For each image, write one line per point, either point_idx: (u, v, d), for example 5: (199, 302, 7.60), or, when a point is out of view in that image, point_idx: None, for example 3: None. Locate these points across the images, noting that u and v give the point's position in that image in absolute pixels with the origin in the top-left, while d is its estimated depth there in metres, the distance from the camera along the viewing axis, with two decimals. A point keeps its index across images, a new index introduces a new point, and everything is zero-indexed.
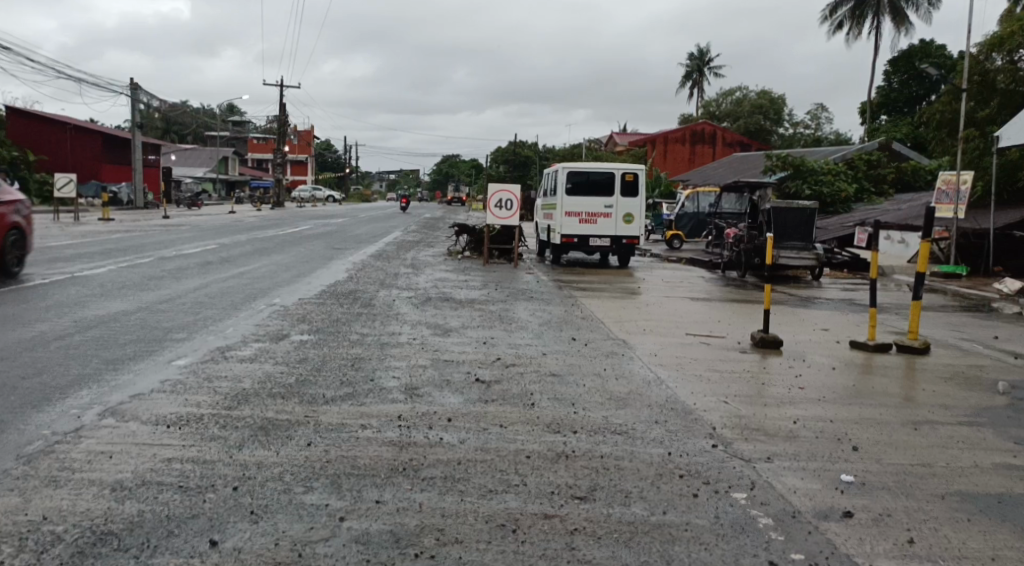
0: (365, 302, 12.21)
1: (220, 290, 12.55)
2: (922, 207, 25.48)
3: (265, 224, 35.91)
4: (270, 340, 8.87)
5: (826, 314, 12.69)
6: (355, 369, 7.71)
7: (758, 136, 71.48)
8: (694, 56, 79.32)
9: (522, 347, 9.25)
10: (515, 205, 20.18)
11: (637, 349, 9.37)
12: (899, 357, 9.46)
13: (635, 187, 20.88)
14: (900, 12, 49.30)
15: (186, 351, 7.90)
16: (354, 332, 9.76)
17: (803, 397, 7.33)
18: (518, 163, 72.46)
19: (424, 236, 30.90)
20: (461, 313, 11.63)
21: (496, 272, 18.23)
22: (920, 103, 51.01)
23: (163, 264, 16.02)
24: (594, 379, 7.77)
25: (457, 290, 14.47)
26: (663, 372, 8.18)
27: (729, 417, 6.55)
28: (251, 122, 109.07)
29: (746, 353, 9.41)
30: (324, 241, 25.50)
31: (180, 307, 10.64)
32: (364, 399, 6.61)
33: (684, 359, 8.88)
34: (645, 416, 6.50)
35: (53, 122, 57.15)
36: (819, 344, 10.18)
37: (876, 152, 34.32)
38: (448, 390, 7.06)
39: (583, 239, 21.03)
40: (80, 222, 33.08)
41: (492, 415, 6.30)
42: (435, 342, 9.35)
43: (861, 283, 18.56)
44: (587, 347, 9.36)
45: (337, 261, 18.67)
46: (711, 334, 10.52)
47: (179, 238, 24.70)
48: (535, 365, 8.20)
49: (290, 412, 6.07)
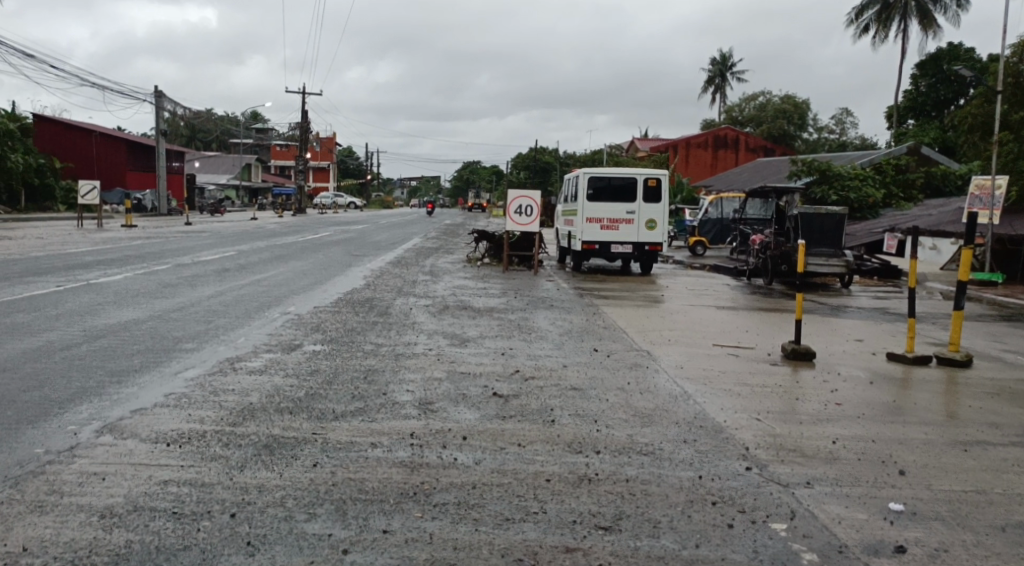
0: (382, 311, 11.90)
1: (234, 298, 12.31)
2: (954, 213, 24.86)
3: (285, 231, 35.82)
4: (281, 351, 8.58)
5: (859, 324, 12.23)
6: (368, 382, 7.38)
7: (782, 140, 70.67)
8: (716, 61, 78.77)
9: (542, 358, 8.90)
10: (535, 212, 19.84)
11: (662, 360, 8.98)
12: (939, 370, 9.01)
13: (657, 193, 20.48)
14: (927, 14, 48.52)
15: (194, 362, 7.62)
16: (368, 342, 9.46)
17: (841, 414, 6.94)
18: (539, 169, 72.16)
19: (444, 242, 30.68)
20: (479, 322, 11.29)
21: (516, 279, 17.90)
22: (949, 107, 50.15)
23: (179, 271, 15.83)
24: (617, 393, 7.40)
25: (476, 297, 14.15)
26: (690, 386, 7.78)
27: (763, 436, 6.16)
28: (273, 129, 109.68)
29: (777, 365, 8.99)
30: (343, 248, 25.28)
31: (191, 316, 10.40)
32: (375, 415, 6.28)
33: (712, 371, 8.49)
34: (672, 434, 6.13)
35: (79, 129, 57.68)
36: (854, 356, 9.74)
37: (905, 156, 33.66)
38: (463, 405, 6.72)
39: (605, 246, 20.64)
40: (101, 228, 33.14)
41: (510, 433, 5.96)
42: (452, 353, 9.02)
43: (892, 290, 18.03)
44: (609, 358, 8.99)
45: (356, 268, 18.41)
46: (739, 345, 10.10)
47: (197, 245, 24.59)
48: (556, 379, 7.84)
49: (297, 429, 5.75)
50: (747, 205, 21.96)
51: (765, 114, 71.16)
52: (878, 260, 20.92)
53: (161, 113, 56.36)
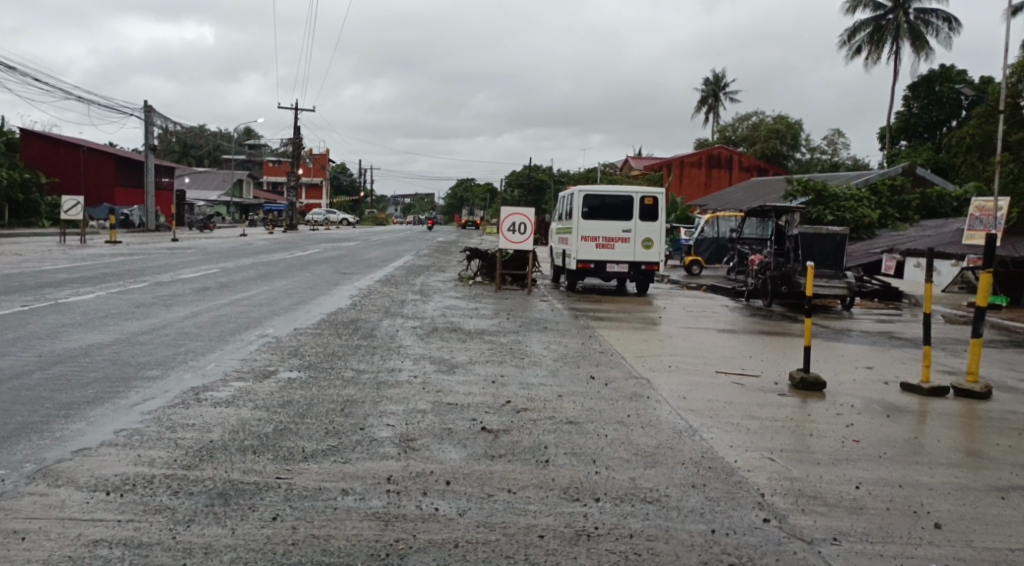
0: (366, 334, 11.27)
1: (210, 319, 11.68)
2: (954, 234, 24.41)
3: (273, 248, 35.21)
4: (254, 378, 7.96)
5: (867, 350, 11.66)
6: (344, 415, 6.75)
7: (774, 160, 70.47)
8: (709, 81, 78.80)
9: (535, 387, 8.30)
10: (529, 229, 19.27)
11: (662, 390, 8.38)
12: (957, 402, 8.44)
13: (654, 211, 19.98)
14: (920, 36, 48.44)
15: (155, 391, 7.01)
16: (348, 368, 8.84)
17: (860, 453, 6.35)
18: (532, 188, 71.70)
19: (435, 260, 30.06)
20: (469, 346, 10.67)
21: (508, 299, 17.32)
22: (942, 129, 49.95)
23: (157, 290, 15.20)
24: (616, 428, 6.79)
25: (466, 319, 13.52)
26: (694, 420, 7.18)
27: (779, 479, 5.56)
28: (265, 146, 109.19)
29: (785, 395, 8.40)
30: (330, 266, 24.64)
31: (161, 338, 9.77)
32: (348, 454, 5.66)
33: (717, 403, 7.88)
34: (678, 477, 5.52)
35: (67, 144, 56.95)
36: (866, 385, 9.15)
37: (901, 177, 33.28)
38: (447, 442, 6.10)
39: (600, 265, 20.07)
40: (85, 245, 32.48)
41: (499, 476, 5.35)
42: (438, 381, 8.38)
43: (895, 314, 17.48)
44: (607, 387, 8.38)
45: (342, 287, 17.78)
46: (744, 372, 9.52)
47: (180, 261, 23.95)
48: (551, 411, 7.22)
49: (259, 473, 5.12)
50: (744, 225, 21.44)
51: (758, 135, 70.96)
52: (878, 282, 20.41)
53: (151, 129, 55.82)
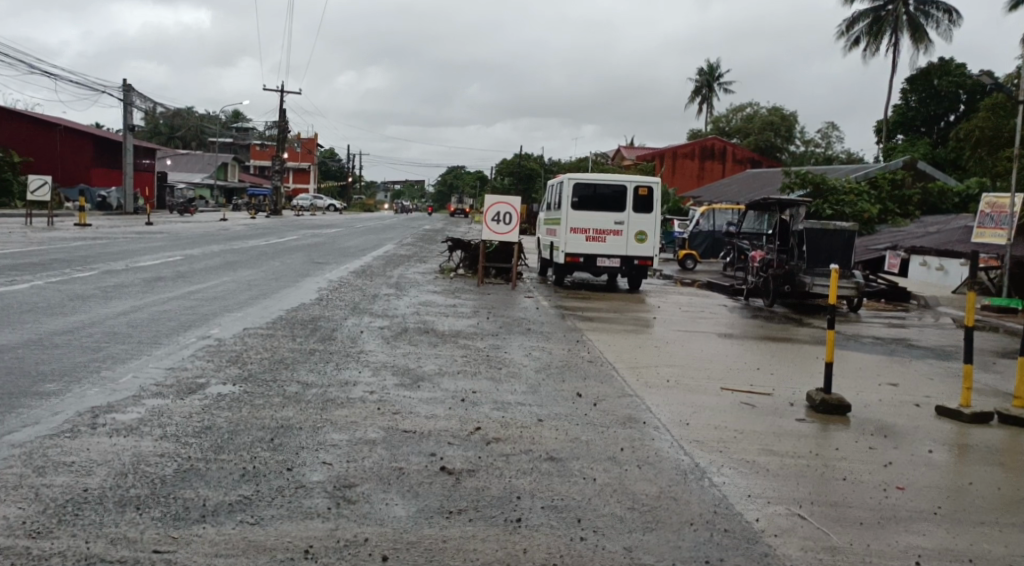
0: (325, 335, 9.97)
1: (148, 315, 10.38)
2: (962, 231, 23.29)
3: (249, 233, 33.76)
4: (175, 396, 6.68)
5: (887, 362, 10.41)
6: (273, 448, 5.46)
7: (768, 152, 69.28)
8: (703, 71, 77.61)
9: (511, 408, 7.04)
10: (515, 220, 17.99)
11: (659, 413, 7.11)
12: (1004, 431, 7.20)
13: (649, 202, 18.73)
14: (919, 28, 47.16)
15: (39, 415, 5.74)
16: (294, 380, 7.55)
17: (909, 508, 5.09)
18: (523, 176, 70.30)
19: (418, 250, 28.67)
20: (439, 352, 9.38)
21: (490, 295, 16.04)
22: (939, 123, 48.91)
23: (102, 279, 13.84)
24: (606, 468, 5.53)
25: (442, 318, 12.22)
26: (703, 456, 5.92)
27: (815, 551, 4.31)
28: (252, 129, 107.21)
29: (803, 420, 7.14)
30: (305, 254, 23.29)
31: (81, 341, 8.48)
32: (263, 511, 4.37)
33: (726, 431, 6.64)
34: (687, 547, 4.27)
35: (44, 123, 55.58)
36: (894, 405, 7.91)
37: (901, 171, 32.09)
38: (393, 491, 4.82)
39: (589, 259, 18.79)
40: (51, 228, 31.02)
41: (454, 548, 4.07)
42: (396, 399, 7.09)
43: (906, 317, 16.28)
44: (596, 409, 7.11)
45: (311, 278, 16.49)
46: (753, 389, 8.27)
47: (144, 247, 22.53)
48: (528, 443, 5.96)
49: (131, 544, 3.83)
50: (744, 218, 20.16)
51: (752, 126, 69.84)
52: (884, 282, 19.27)
53: (130, 109, 53.99)
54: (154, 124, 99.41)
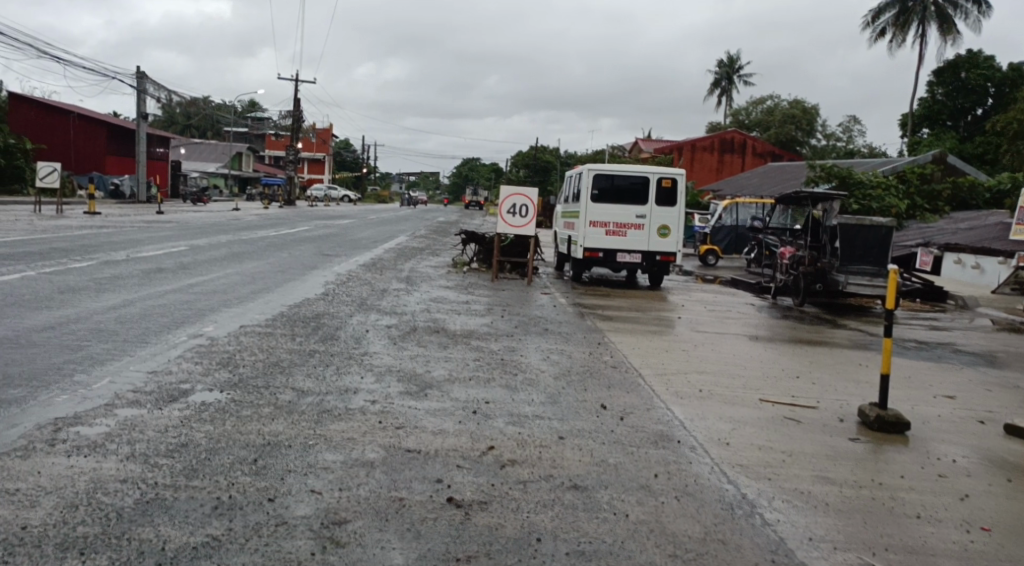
0: (327, 335, 9.25)
1: (140, 311, 9.69)
2: (998, 228, 22.21)
3: (259, 224, 33.14)
4: (154, 405, 5.96)
5: (937, 370, 9.51)
6: (255, 472, 4.73)
7: (788, 146, 68.02)
8: (723, 64, 76.37)
9: (529, 422, 6.26)
10: (531, 212, 17.20)
11: (696, 431, 6.32)
12: None
13: (672, 195, 17.93)
14: (948, 19, 45.72)
15: None
16: (288, 388, 6.81)
17: (1001, 556, 4.27)
18: (538, 169, 69.47)
19: (432, 242, 27.91)
20: (450, 355, 8.63)
21: (505, 291, 15.28)
22: (967, 116, 47.58)
23: (98, 270, 13.21)
24: (641, 500, 4.74)
25: (454, 316, 11.47)
26: (750, 484, 5.14)
27: None
28: (267, 118, 106.91)
29: (857, 440, 6.32)
30: (315, 246, 22.56)
31: (61, 339, 7.79)
32: (232, 558, 3.64)
33: (773, 453, 5.85)
34: None
35: (57, 110, 55.31)
36: (956, 423, 7.05)
37: (931, 165, 30.96)
38: (391, 530, 4.07)
39: (609, 254, 17.99)
40: (60, 216, 30.56)
41: None
42: (401, 411, 6.34)
43: (944, 319, 15.33)
44: (623, 425, 6.35)
45: (319, 271, 15.78)
46: (796, 402, 7.47)
47: (150, 237, 21.93)
48: (548, 467, 5.20)
49: None
50: (772, 213, 19.25)
51: (773, 119, 68.61)
52: (920, 280, 18.34)
53: (144, 97, 53.41)
54: (170, 113, 99.28)
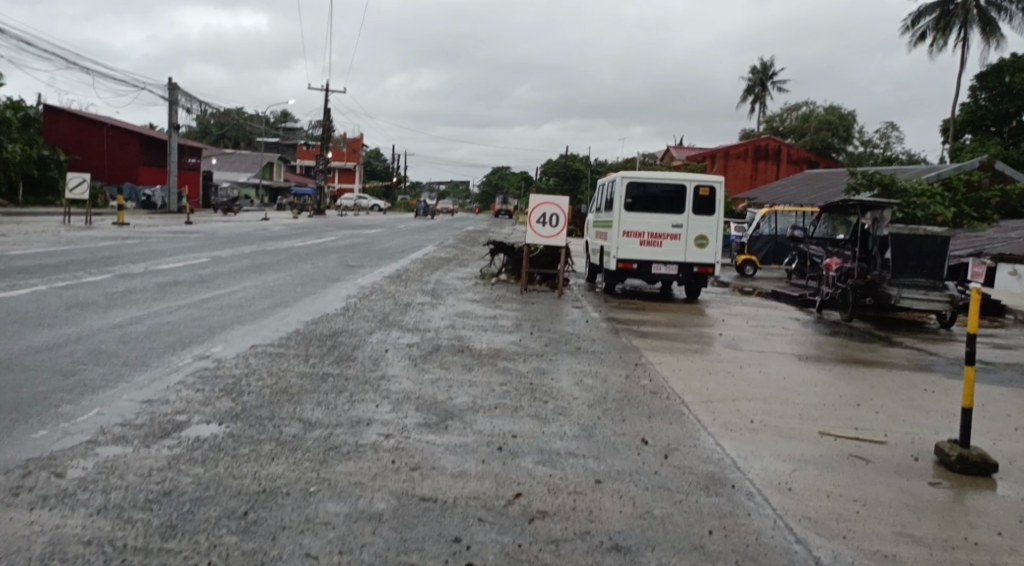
0: (344, 355, 8.62)
1: (145, 329, 9.11)
2: None
3: (287, 233, 32.80)
4: (141, 442, 5.32)
5: (1011, 396, 8.61)
6: (245, 530, 4.05)
7: (823, 153, 66.61)
8: (756, 70, 75.21)
9: (563, 462, 5.53)
10: (562, 221, 16.50)
11: (752, 473, 5.55)
12: None
13: (709, 203, 17.11)
14: (991, 22, 44.20)
15: None
16: (297, 419, 6.15)
17: None
18: (568, 177, 68.84)
19: (460, 252, 27.32)
20: (475, 379, 7.93)
21: (535, 304, 14.57)
22: (1011, 122, 45.98)
23: (111, 284, 12.72)
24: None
25: (480, 333, 10.78)
26: (825, 546, 4.35)
27: None
28: (298, 129, 107.55)
29: (938, 485, 5.52)
30: (341, 256, 22.01)
31: (56, 362, 7.23)
32: None
33: (842, 502, 5.06)
34: None
35: (91, 121, 55.65)
36: None
37: (978, 172, 29.73)
38: None
39: (644, 265, 17.21)
40: (88, 226, 30.49)
41: None
42: (419, 448, 5.65)
43: (1003, 335, 14.35)
44: (668, 465, 5.62)
45: (341, 284, 15.17)
46: (861, 435, 6.67)
47: (174, 248, 21.54)
48: (587, 523, 4.47)
49: None
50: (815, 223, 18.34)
51: (808, 125, 67.27)
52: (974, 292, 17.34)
53: (176, 108, 53.50)
54: (204, 123, 100.08)
